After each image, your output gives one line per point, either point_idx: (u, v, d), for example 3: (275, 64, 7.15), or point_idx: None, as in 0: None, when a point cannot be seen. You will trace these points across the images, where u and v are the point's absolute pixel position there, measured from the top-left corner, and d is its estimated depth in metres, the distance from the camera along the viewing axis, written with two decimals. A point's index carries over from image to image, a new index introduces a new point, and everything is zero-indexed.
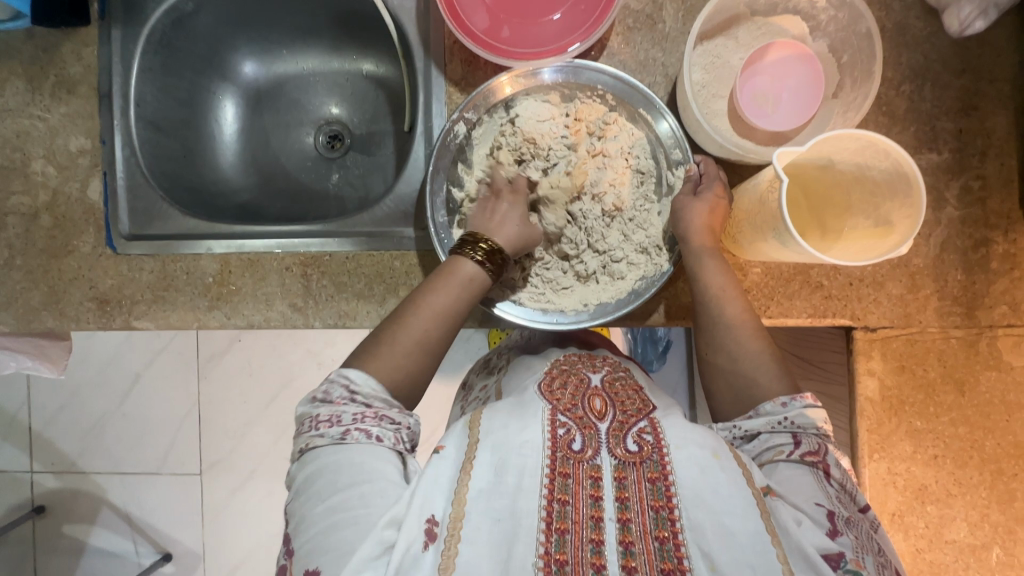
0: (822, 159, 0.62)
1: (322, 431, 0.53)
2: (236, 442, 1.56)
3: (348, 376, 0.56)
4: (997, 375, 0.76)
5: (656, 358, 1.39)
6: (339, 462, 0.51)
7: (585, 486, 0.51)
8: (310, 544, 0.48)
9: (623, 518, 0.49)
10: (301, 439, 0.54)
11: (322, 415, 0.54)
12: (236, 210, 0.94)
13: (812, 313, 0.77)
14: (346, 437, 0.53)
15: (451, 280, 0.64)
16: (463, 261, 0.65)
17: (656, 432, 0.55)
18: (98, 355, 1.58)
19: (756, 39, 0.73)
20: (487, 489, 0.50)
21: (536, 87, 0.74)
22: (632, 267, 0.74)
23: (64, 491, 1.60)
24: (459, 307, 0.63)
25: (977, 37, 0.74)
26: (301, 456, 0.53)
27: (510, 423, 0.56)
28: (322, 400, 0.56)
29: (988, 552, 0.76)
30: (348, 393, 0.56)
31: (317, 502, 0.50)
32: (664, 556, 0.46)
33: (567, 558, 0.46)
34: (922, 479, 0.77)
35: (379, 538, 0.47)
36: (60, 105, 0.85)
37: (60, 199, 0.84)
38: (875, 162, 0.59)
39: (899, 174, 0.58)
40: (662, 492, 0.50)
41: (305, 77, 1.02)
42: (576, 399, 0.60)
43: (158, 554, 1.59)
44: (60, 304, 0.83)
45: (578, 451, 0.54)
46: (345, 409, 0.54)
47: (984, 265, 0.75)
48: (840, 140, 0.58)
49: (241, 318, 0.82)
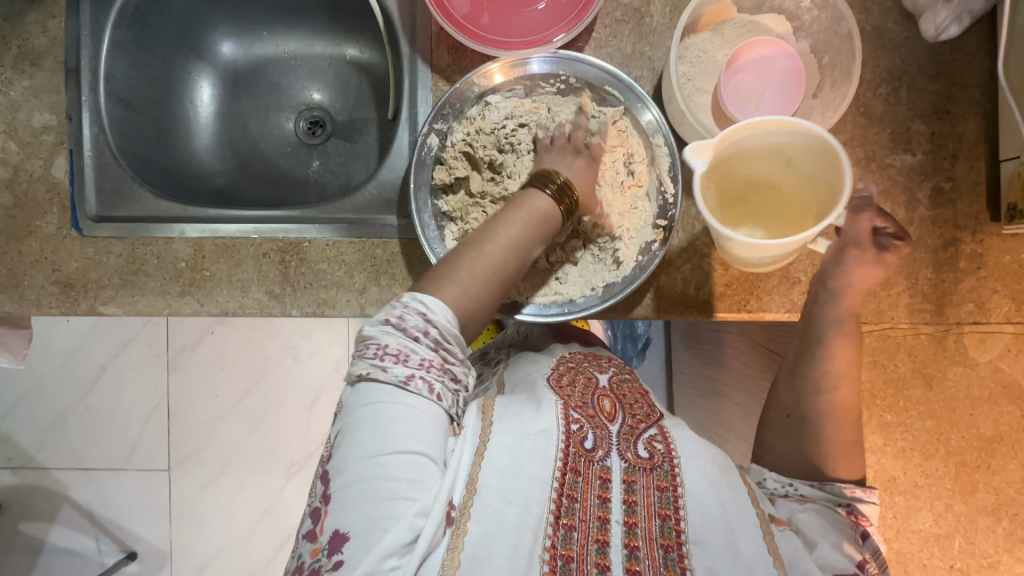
0: (778, 154, 0.62)
1: (386, 365, 0.50)
2: (207, 437, 1.52)
3: (426, 304, 0.52)
4: (963, 369, 0.78)
5: (635, 355, 1.40)
6: (397, 412, 0.49)
7: (594, 486, 0.52)
8: (346, 502, 0.46)
9: (629, 521, 0.51)
10: (362, 364, 0.51)
11: (391, 346, 0.50)
12: (211, 193, 0.91)
13: (790, 308, 0.78)
14: (410, 382, 0.50)
15: (530, 210, 0.61)
16: (540, 193, 0.63)
17: (667, 441, 0.57)
18: (60, 345, 1.51)
19: (741, 35, 0.74)
20: (506, 468, 0.51)
21: (501, 83, 0.74)
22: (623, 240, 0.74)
23: (21, 487, 1.53)
24: (534, 237, 0.61)
25: (950, 43, 0.77)
26: (358, 384, 0.50)
27: (524, 412, 0.57)
28: (395, 326, 0.51)
29: (951, 541, 0.79)
30: (423, 325, 0.51)
31: (364, 454, 0.47)
32: (667, 563, 0.49)
33: (574, 554, 0.48)
34: (891, 471, 0.80)
35: (410, 524, 0.46)
36: (23, 78, 0.80)
37: (21, 177, 0.80)
38: (814, 143, 0.58)
39: (833, 146, 0.56)
40: (670, 502, 0.52)
41: (285, 60, 0.99)
42: (587, 398, 0.61)
43: (123, 553, 1.54)
44: (20, 287, 0.79)
45: (590, 449, 0.55)
46: (416, 351, 0.51)
47: (953, 264, 0.77)
48: (777, 133, 0.59)
49: (214, 305, 0.79)
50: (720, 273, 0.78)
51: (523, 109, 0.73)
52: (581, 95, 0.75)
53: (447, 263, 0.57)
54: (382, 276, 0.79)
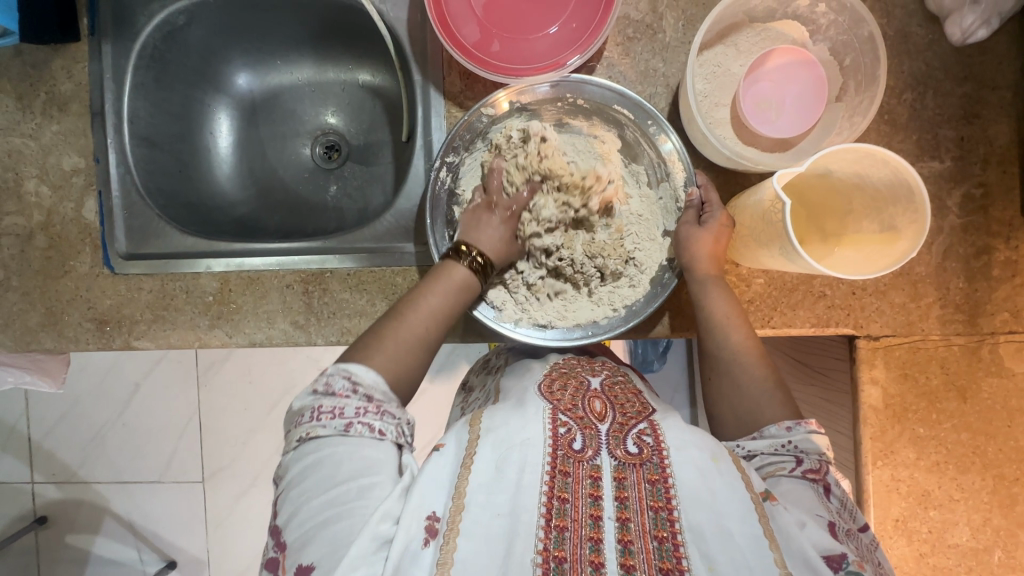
0: (820, 168, 0.61)
1: (325, 422, 0.54)
2: (238, 449, 1.56)
3: (349, 369, 0.57)
4: (998, 380, 0.76)
5: (656, 358, 1.42)
6: (341, 454, 0.52)
7: (585, 485, 0.51)
8: (304, 537, 0.48)
9: (622, 517, 0.49)
10: (301, 429, 0.54)
11: (325, 406, 0.55)
12: (233, 224, 0.93)
13: (816, 322, 0.77)
14: (349, 428, 0.53)
15: (450, 281, 0.67)
16: (458, 265, 0.68)
17: (657, 435, 0.56)
18: (97, 365, 1.57)
19: (756, 45, 0.72)
20: (489, 483, 0.51)
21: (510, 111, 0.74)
22: (648, 257, 0.75)
23: (67, 501, 1.60)
24: (457, 308, 0.67)
25: (979, 44, 0.74)
26: (300, 445, 0.53)
27: (510, 421, 0.56)
28: (323, 392, 0.56)
29: (989, 555, 0.77)
30: (351, 386, 0.56)
31: (312, 495, 0.50)
32: (662, 555, 0.47)
33: (566, 555, 0.46)
34: (925, 485, 0.77)
35: (374, 532, 0.47)
36: (52, 123, 0.83)
37: (55, 219, 0.83)
38: (872, 171, 0.59)
39: (898, 180, 0.58)
40: (662, 494, 0.50)
41: (299, 88, 1.00)
42: (577, 401, 0.60)
43: (163, 563, 1.60)
44: (58, 325, 0.82)
45: (578, 451, 0.54)
46: (349, 402, 0.55)
47: (986, 273, 0.75)
48: (838, 160, 0.59)
49: (242, 337, 0.81)
50: (741, 289, 0.76)
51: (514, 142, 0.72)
52: (590, 116, 0.75)
53: (372, 334, 0.63)
54: None
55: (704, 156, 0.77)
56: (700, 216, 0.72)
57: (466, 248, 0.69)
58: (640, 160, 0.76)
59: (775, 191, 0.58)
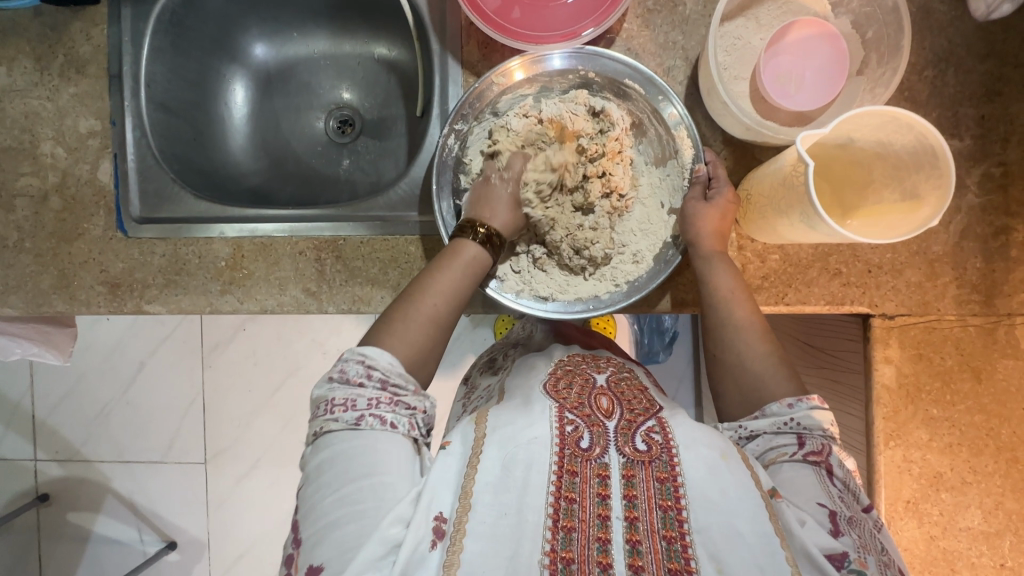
0: (841, 137, 0.61)
1: (337, 415, 0.53)
2: (242, 430, 1.56)
3: (362, 353, 0.56)
4: (1014, 362, 0.75)
5: (662, 349, 1.42)
6: (353, 450, 0.51)
7: (593, 485, 0.50)
8: (317, 537, 0.48)
9: (631, 516, 0.48)
10: (316, 422, 0.54)
11: (337, 398, 0.54)
12: (246, 194, 0.93)
13: (830, 300, 0.76)
14: (360, 422, 0.52)
15: (462, 259, 0.65)
16: (467, 241, 0.66)
17: (665, 432, 0.54)
18: (103, 342, 1.57)
19: (776, 18, 0.72)
20: (495, 483, 0.50)
21: (536, 75, 0.73)
22: (647, 237, 0.75)
23: (69, 478, 1.60)
24: (470, 286, 0.65)
25: (1002, 21, 0.73)
26: (315, 439, 0.53)
27: (516, 420, 0.55)
28: (338, 380, 0.55)
29: (1001, 539, 0.76)
30: (365, 372, 0.55)
31: (328, 493, 0.49)
32: (671, 555, 0.46)
33: (574, 555, 0.46)
34: (938, 467, 0.76)
35: (383, 537, 0.46)
36: (70, 85, 0.83)
37: (69, 181, 0.83)
38: (896, 137, 0.59)
39: (923, 147, 0.58)
40: (670, 492, 0.49)
41: (315, 60, 1.00)
42: (583, 398, 0.59)
43: (163, 542, 1.60)
44: (70, 288, 0.82)
45: (587, 449, 0.53)
46: (363, 393, 0.54)
47: (1004, 253, 0.75)
48: (862, 125, 0.59)
49: (253, 303, 0.81)
50: (756, 265, 0.76)
51: (535, 130, 0.72)
52: (602, 92, 0.75)
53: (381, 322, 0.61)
54: (415, 273, 0.80)
55: (722, 130, 0.77)
56: (707, 191, 0.72)
57: (476, 223, 0.67)
58: (649, 138, 0.76)
59: (798, 154, 0.57)
